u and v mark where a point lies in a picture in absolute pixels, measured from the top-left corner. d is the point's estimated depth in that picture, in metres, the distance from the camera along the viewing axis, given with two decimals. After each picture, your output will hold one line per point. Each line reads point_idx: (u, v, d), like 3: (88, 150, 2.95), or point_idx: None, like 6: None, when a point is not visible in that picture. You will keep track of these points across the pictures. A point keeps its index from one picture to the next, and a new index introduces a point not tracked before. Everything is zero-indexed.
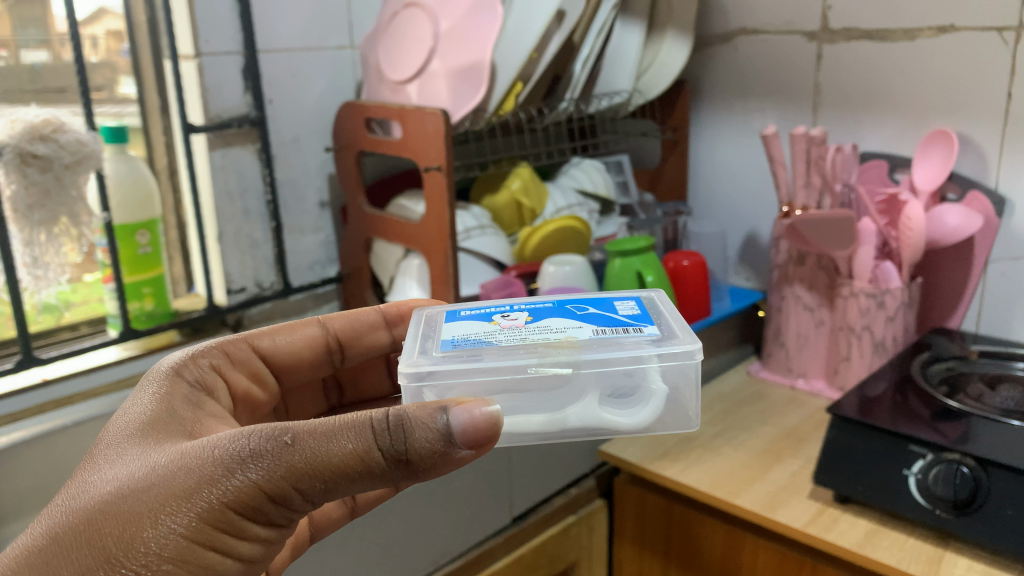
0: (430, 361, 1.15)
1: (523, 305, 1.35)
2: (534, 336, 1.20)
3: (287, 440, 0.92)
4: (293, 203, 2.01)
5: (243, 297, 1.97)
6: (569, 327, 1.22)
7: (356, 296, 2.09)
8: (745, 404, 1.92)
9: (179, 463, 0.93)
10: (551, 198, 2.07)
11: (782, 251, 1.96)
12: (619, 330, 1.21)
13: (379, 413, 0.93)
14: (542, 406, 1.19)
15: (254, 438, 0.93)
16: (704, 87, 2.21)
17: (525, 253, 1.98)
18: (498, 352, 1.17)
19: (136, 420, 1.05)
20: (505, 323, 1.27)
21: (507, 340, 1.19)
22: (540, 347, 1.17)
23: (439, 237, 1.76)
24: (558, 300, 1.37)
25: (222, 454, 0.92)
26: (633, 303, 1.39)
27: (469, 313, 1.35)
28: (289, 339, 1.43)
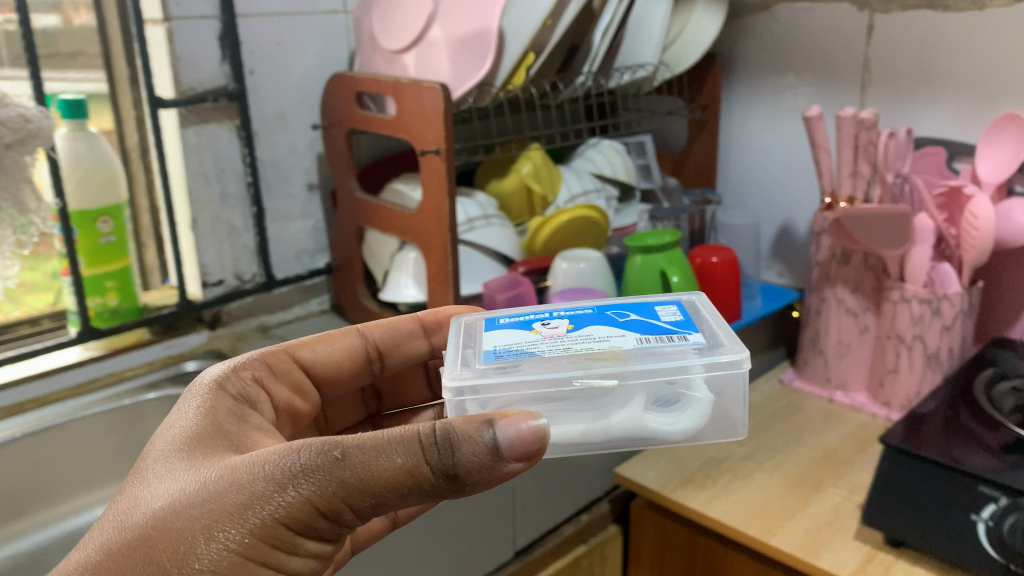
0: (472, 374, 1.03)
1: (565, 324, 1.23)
2: (576, 346, 1.07)
3: (334, 453, 0.80)
4: (278, 186, 1.81)
5: (221, 290, 1.78)
6: (613, 339, 1.10)
7: (346, 290, 1.89)
8: (778, 420, 1.72)
9: (226, 476, 0.82)
10: (566, 183, 1.87)
11: (824, 247, 1.75)
12: (665, 339, 1.07)
13: (425, 428, 0.81)
14: (583, 414, 1.04)
15: (304, 451, 0.81)
16: (738, 60, 1.98)
17: (534, 246, 1.78)
18: (542, 362, 1.04)
19: (179, 423, 0.93)
20: (546, 336, 1.15)
21: (549, 350, 1.06)
22: (584, 359, 1.04)
23: (438, 233, 1.56)
24: (599, 317, 1.25)
25: (271, 467, 0.81)
26: (675, 318, 1.25)
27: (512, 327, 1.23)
28: (328, 348, 1.37)
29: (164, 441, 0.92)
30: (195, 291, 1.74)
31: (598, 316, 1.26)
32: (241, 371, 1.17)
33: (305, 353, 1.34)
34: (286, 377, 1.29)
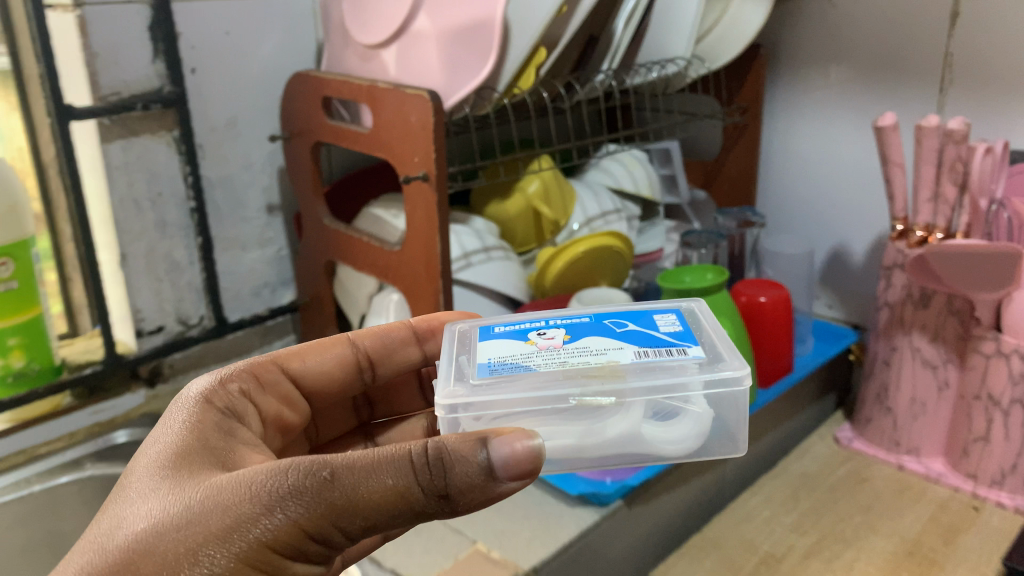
0: (464, 391, 0.87)
1: (561, 327, 0.99)
2: (573, 358, 0.90)
3: (324, 473, 0.70)
4: (229, 209, 1.48)
5: (160, 338, 1.45)
6: (608, 345, 0.93)
7: (315, 331, 1.57)
8: (840, 496, 1.42)
9: (209, 496, 0.71)
10: (581, 203, 1.55)
11: (897, 286, 1.44)
12: (662, 348, 0.91)
13: (417, 446, 0.72)
14: (578, 434, 0.90)
15: (289, 468, 0.71)
16: (782, 53, 1.66)
17: (544, 284, 1.46)
18: (539, 380, 0.88)
19: (170, 433, 0.81)
20: (543, 348, 0.93)
21: (544, 364, 0.90)
22: (581, 372, 0.88)
23: (428, 281, 1.22)
24: (595, 322, 1.00)
25: (257, 486, 0.70)
26: (668, 321, 0.98)
27: (505, 334, 0.99)
28: (322, 359, 1.05)
29: (152, 455, 0.79)
30: (124, 344, 1.41)
31: (595, 321, 1.00)
32: (204, 396, 0.88)
33: (295, 363, 1.03)
34: (276, 391, 0.99)
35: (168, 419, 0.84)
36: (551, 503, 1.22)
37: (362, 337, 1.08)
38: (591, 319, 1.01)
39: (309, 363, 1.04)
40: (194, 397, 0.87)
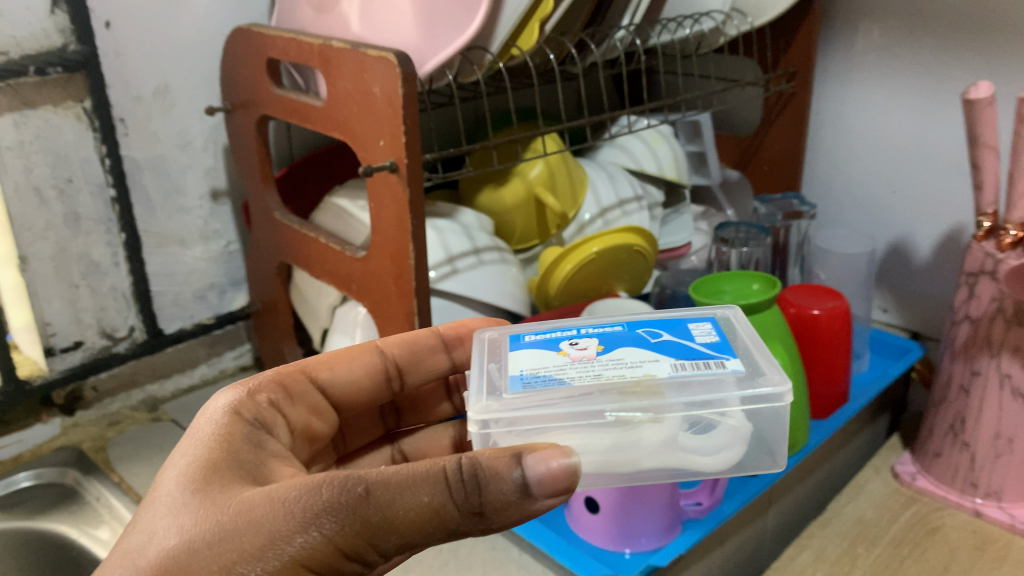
0: (499, 406, 0.66)
1: (595, 332, 0.76)
2: (611, 369, 0.69)
3: (358, 490, 0.60)
4: (163, 198, 1.21)
5: (79, 356, 1.18)
6: (647, 354, 0.71)
7: (270, 344, 1.30)
8: (908, 555, 1.16)
9: (239, 511, 0.61)
10: (594, 190, 1.28)
11: (981, 297, 1.15)
12: (700, 360, 0.70)
13: (450, 463, 0.62)
14: (609, 461, 0.68)
15: (317, 481, 0.61)
16: (837, 7, 1.37)
17: (548, 292, 1.19)
18: (575, 394, 0.67)
19: (198, 451, 0.66)
20: (578, 358, 0.72)
21: (581, 375, 0.69)
22: (620, 385, 0.68)
23: (400, 299, 0.95)
24: (632, 329, 0.77)
25: (290, 502, 0.60)
26: (707, 328, 0.76)
27: (536, 339, 0.76)
28: (352, 368, 0.84)
29: (180, 475, 0.64)
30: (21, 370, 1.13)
31: (631, 327, 0.77)
32: (229, 413, 0.71)
33: (324, 372, 0.81)
34: (304, 403, 0.79)
35: (192, 438, 0.68)
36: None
37: (390, 346, 0.86)
38: (627, 323, 0.78)
39: (341, 372, 0.83)
40: (218, 410, 0.71)
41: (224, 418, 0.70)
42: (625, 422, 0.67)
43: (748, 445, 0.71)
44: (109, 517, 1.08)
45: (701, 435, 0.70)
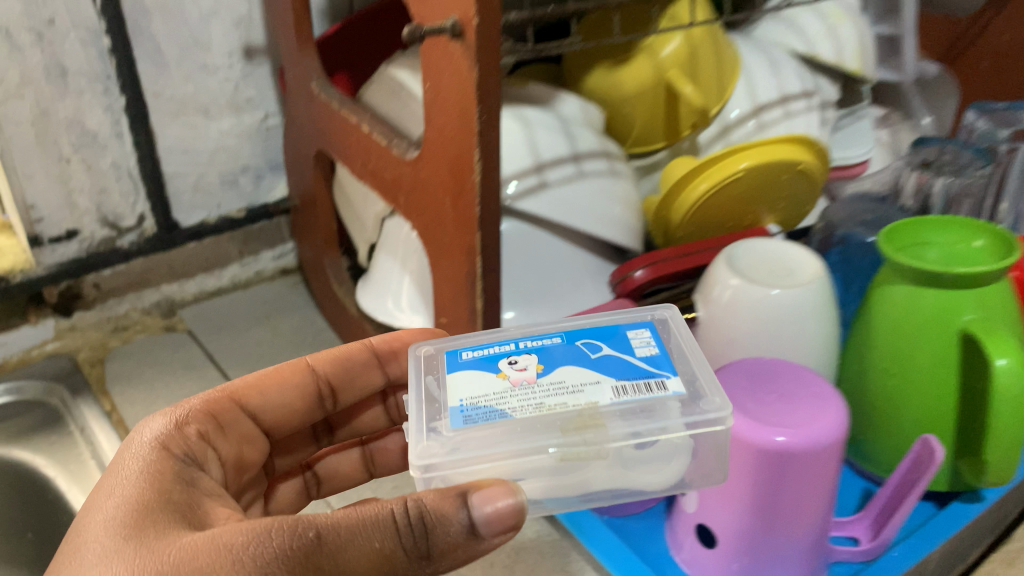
0: (436, 449, 0.46)
1: (533, 345, 0.53)
2: (554, 395, 0.48)
3: (310, 537, 0.41)
4: (179, 53, 0.93)
5: (76, 250, 0.96)
6: (587, 375, 0.49)
7: (310, 247, 1.04)
8: None
9: (174, 560, 0.40)
10: (745, 77, 0.93)
11: None
12: (643, 380, 0.49)
13: (389, 506, 0.43)
14: (552, 486, 0.49)
15: (264, 524, 0.42)
16: None
17: (672, 218, 0.88)
18: (512, 428, 0.47)
19: (124, 490, 0.45)
20: (519, 381, 0.49)
21: (522, 403, 0.48)
22: (562, 414, 0.47)
23: (457, 228, 0.65)
24: (571, 340, 0.53)
25: (232, 550, 0.41)
26: (647, 338, 0.53)
27: (473, 356, 0.52)
28: (284, 392, 0.62)
29: (97, 530, 0.43)
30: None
31: (567, 336, 0.53)
32: (155, 443, 0.49)
33: (251, 397, 0.60)
34: (235, 433, 0.58)
35: (113, 476, 0.47)
36: None
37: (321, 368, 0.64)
38: (563, 334, 0.54)
39: (285, 394, 0.62)
40: (142, 440, 0.50)
41: (151, 450, 0.49)
42: (572, 459, 0.47)
43: (697, 464, 0.51)
44: (89, 458, 0.86)
45: (644, 458, 0.50)
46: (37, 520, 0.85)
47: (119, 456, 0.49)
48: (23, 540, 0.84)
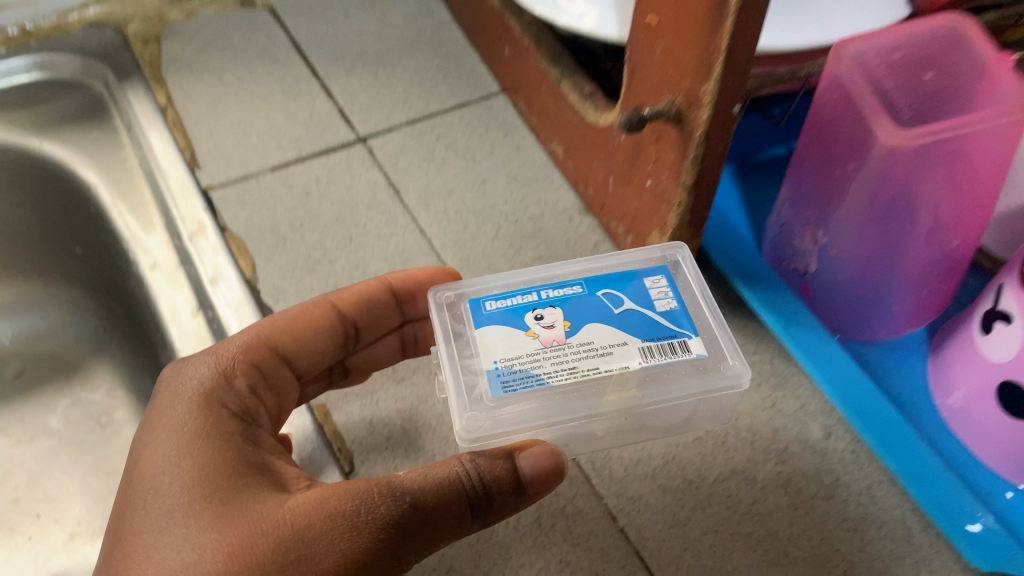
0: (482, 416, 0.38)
1: (556, 295, 0.42)
2: (585, 359, 0.39)
3: (403, 506, 0.35)
4: None
5: None
6: (616, 336, 0.40)
7: None
8: None
9: (271, 537, 0.33)
10: None
11: None
12: (669, 340, 0.40)
13: (451, 465, 0.36)
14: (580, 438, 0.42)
15: (350, 487, 0.35)
16: None
17: None
18: (549, 398, 0.39)
19: (185, 464, 0.36)
20: (549, 343, 0.40)
21: (556, 367, 0.39)
22: (600, 385, 0.39)
23: None
24: (592, 287, 0.42)
25: (332, 519, 0.34)
26: (667, 284, 0.42)
27: (495, 306, 0.41)
28: (314, 335, 0.46)
29: (160, 522, 0.34)
30: None
31: (590, 282, 0.42)
32: (197, 402, 0.38)
33: (289, 344, 0.45)
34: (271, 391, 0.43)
35: (160, 448, 0.36)
36: (867, 531, 0.46)
37: (348, 309, 0.48)
38: (583, 279, 0.43)
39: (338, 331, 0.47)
40: (172, 415, 0.38)
41: (199, 408, 0.38)
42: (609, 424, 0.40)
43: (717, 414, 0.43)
44: (138, 165, 0.64)
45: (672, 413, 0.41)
46: (79, 229, 0.64)
47: (151, 425, 0.38)
48: (71, 255, 0.65)
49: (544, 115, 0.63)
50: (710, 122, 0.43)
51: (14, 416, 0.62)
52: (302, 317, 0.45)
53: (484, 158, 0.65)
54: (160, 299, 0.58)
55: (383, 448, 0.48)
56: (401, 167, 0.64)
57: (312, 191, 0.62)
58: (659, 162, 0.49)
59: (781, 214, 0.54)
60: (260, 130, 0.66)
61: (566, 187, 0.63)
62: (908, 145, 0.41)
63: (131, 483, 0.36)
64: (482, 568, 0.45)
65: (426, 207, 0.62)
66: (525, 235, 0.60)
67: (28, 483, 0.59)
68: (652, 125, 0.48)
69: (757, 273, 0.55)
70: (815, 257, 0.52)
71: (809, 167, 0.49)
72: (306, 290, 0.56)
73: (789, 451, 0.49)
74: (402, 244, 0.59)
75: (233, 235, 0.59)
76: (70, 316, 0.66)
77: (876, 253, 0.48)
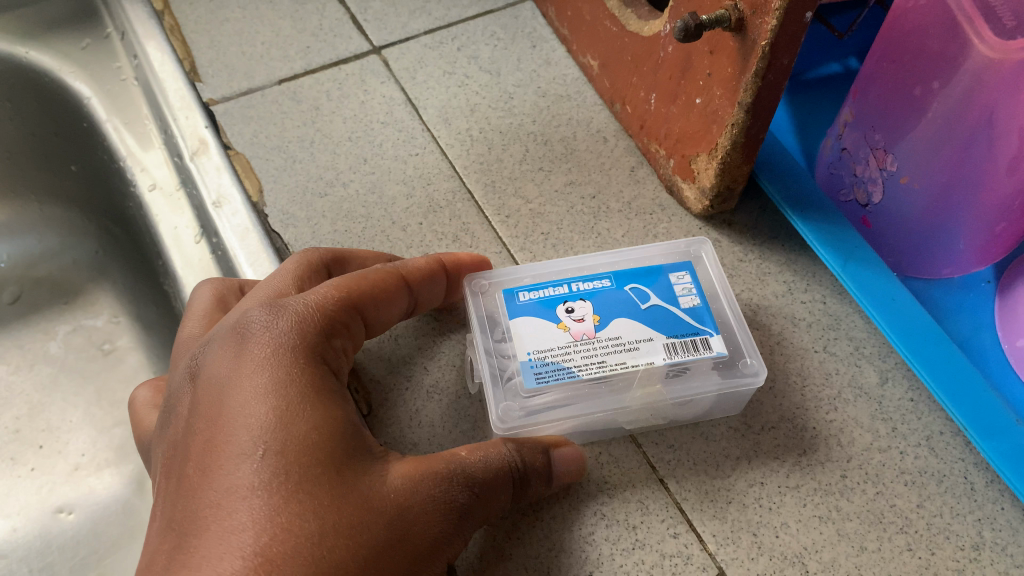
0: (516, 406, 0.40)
1: (586, 288, 0.44)
2: (614, 353, 0.41)
3: (473, 492, 0.33)
4: None
5: None
6: (642, 332, 0.42)
7: None
8: None
9: (384, 522, 0.30)
10: None
11: None
12: (692, 338, 0.42)
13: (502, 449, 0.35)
14: (609, 431, 0.44)
15: (434, 466, 0.33)
16: None
17: None
18: (578, 389, 0.41)
19: (299, 421, 0.30)
20: (579, 336, 0.41)
21: (586, 360, 0.41)
22: (628, 378, 0.41)
23: None
24: (620, 281, 0.44)
25: (430, 507, 0.32)
26: (691, 281, 0.44)
27: (528, 296, 0.43)
28: (387, 305, 0.39)
29: (270, 485, 0.29)
30: None
31: (618, 276, 0.44)
32: (300, 350, 0.33)
33: (372, 310, 0.38)
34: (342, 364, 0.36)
35: (263, 395, 0.31)
36: (926, 485, 0.43)
37: (420, 276, 0.42)
38: (611, 273, 0.44)
39: (411, 294, 0.41)
40: (279, 364, 0.32)
41: (305, 360, 0.32)
42: (635, 417, 0.42)
43: (732, 403, 0.44)
44: (133, 77, 0.58)
45: (688, 406, 0.43)
46: (78, 146, 0.58)
47: (243, 365, 0.32)
48: (67, 174, 0.59)
49: (579, 25, 0.58)
50: (777, 30, 0.38)
51: (12, 343, 0.58)
52: (394, 276, 0.39)
53: (511, 72, 0.59)
54: (159, 221, 0.55)
55: (403, 390, 0.45)
56: (420, 81, 0.59)
57: (323, 106, 0.57)
58: (712, 77, 0.44)
59: (841, 138, 0.49)
60: (266, 38, 0.61)
61: (600, 106, 0.58)
62: (1009, 57, 0.36)
63: (219, 428, 0.30)
64: (511, 519, 0.41)
65: (447, 125, 0.56)
66: (555, 159, 0.55)
67: (29, 413, 0.55)
68: (708, 34, 0.43)
69: (813, 201, 0.50)
70: (879, 185, 0.47)
71: (881, 82, 0.44)
72: (317, 215, 0.51)
73: (841, 398, 0.46)
74: (421, 165, 0.54)
75: (237, 154, 0.54)
76: (69, 239, 0.60)
77: (947, 187, 0.43)
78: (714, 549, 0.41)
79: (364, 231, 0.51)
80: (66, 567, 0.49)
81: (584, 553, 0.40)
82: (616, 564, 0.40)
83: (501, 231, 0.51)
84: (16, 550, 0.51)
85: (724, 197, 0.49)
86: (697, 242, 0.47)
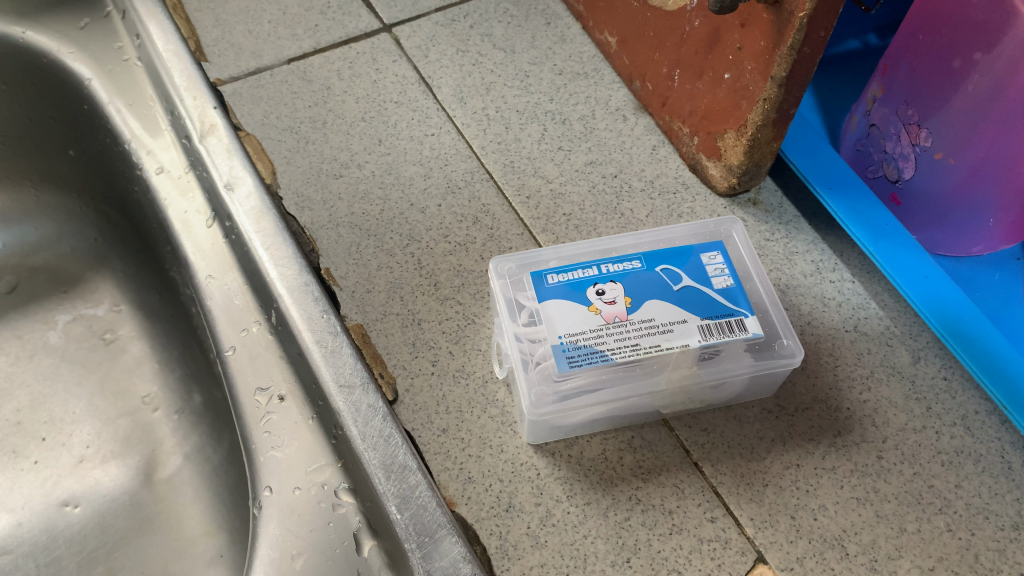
0: (547, 390, 0.39)
1: (615, 269, 0.42)
2: (647, 336, 0.40)
3: None
4: None
5: None
6: (675, 314, 0.40)
7: None
8: None
9: None
10: None
11: None
12: (726, 320, 0.40)
13: None
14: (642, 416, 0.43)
15: None
16: None
17: None
18: (612, 373, 0.40)
19: None
20: (612, 318, 0.40)
21: (619, 343, 0.39)
22: (663, 362, 0.40)
23: None
24: (651, 263, 0.43)
25: None
26: (723, 261, 0.43)
27: (557, 278, 0.42)
28: None
29: None
30: None
31: (648, 257, 0.43)
32: None
33: None
34: None
35: None
36: (964, 465, 0.42)
37: None
38: (640, 254, 0.43)
39: None
40: None
41: None
42: (670, 399, 0.42)
43: (764, 385, 0.43)
44: (136, 58, 0.53)
45: (723, 388, 0.42)
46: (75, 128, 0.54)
47: None
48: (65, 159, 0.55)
49: (597, 1, 0.56)
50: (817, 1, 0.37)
51: (11, 333, 0.56)
52: None
53: (526, 50, 0.58)
54: (168, 205, 0.52)
55: (429, 374, 0.44)
56: (433, 59, 0.57)
57: (334, 85, 0.55)
58: (742, 51, 0.43)
59: (870, 114, 0.49)
60: (273, 16, 0.59)
61: (618, 84, 0.56)
62: None
63: None
64: (544, 505, 0.40)
65: (463, 104, 0.55)
66: (574, 138, 0.54)
67: (31, 404, 0.54)
68: (740, 6, 0.42)
69: (840, 178, 0.49)
70: (910, 161, 0.47)
71: (917, 55, 0.43)
72: (333, 197, 0.50)
73: (875, 377, 0.45)
74: (438, 146, 0.53)
75: (248, 135, 0.52)
76: (67, 226, 0.58)
77: (982, 164, 0.42)
78: (752, 533, 0.40)
79: (382, 213, 0.50)
80: (74, 563, 0.48)
81: (621, 538, 0.39)
82: (654, 549, 0.39)
83: (522, 212, 0.50)
84: (21, 545, 0.49)
85: (751, 174, 0.48)
86: (727, 224, 0.46)
